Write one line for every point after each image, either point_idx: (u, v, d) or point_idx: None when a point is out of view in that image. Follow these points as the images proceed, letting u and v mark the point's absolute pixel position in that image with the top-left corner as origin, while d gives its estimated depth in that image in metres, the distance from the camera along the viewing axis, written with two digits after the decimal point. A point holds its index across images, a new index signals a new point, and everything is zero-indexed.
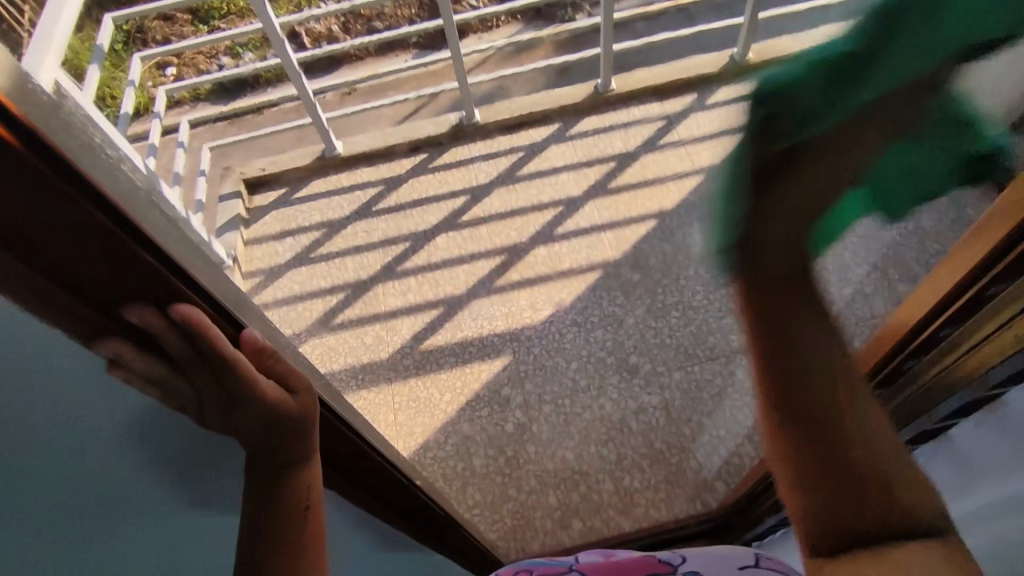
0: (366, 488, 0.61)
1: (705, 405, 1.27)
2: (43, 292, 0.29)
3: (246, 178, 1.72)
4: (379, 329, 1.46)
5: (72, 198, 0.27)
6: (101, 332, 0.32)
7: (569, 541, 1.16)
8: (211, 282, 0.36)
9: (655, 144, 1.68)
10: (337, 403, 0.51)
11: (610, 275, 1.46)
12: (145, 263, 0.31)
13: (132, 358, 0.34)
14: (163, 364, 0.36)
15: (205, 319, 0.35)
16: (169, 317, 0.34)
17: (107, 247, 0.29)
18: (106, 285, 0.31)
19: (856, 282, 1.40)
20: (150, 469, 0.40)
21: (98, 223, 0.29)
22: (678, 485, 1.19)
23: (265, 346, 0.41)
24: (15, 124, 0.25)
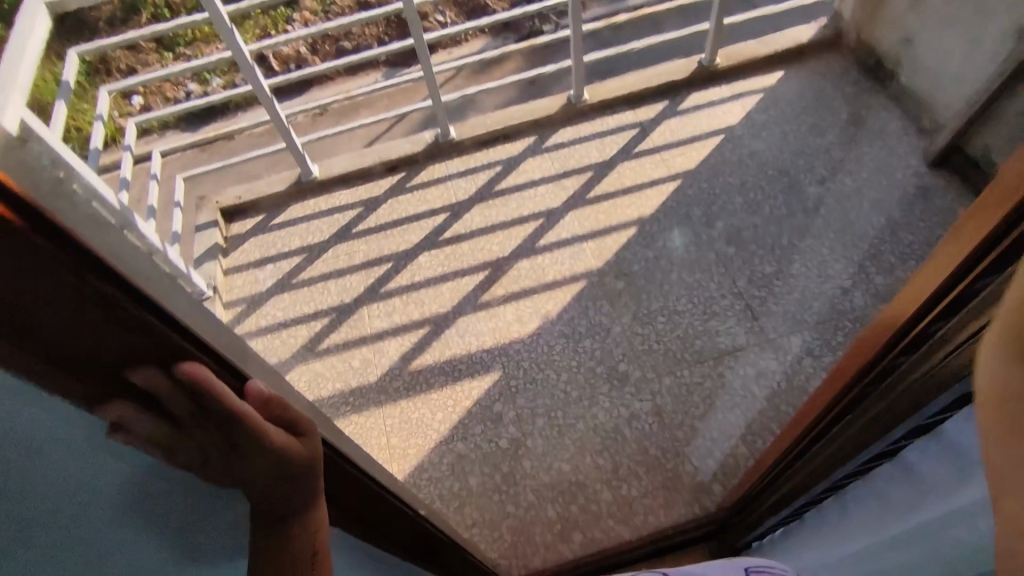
0: (366, 520, 0.60)
1: (697, 408, 1.28)
2: (48, 362, 0.29)
3: (222, 206, 1.70)
4: (366, 352, 1.45)
5: (68, 265, 0.27)
6: (108, 397, 0.32)
7: (571, 554, 1.15)
8: (212, 336, 0.36)
9: (631, 152, 1.70)
10: (334, 440, 0.50)
11: (594, 284, 1.47)
12: (147, 325, 0.31)
13: (135, 420, 0.33)
14: (168, 423, 0.35)
15: (211, 375, 0.34)
16: (173, 375, 0.34)
17: (107, 313, 0.29)
18: (107, 351, 0.30)
19: (837, 278, 1.42)
20: (152, 519, 0.40)
21: (93, 289, 0.28)
22: (676, 490, 1.19)
23: (274, 396, 0.40)
24: (13, 201, 0.25)
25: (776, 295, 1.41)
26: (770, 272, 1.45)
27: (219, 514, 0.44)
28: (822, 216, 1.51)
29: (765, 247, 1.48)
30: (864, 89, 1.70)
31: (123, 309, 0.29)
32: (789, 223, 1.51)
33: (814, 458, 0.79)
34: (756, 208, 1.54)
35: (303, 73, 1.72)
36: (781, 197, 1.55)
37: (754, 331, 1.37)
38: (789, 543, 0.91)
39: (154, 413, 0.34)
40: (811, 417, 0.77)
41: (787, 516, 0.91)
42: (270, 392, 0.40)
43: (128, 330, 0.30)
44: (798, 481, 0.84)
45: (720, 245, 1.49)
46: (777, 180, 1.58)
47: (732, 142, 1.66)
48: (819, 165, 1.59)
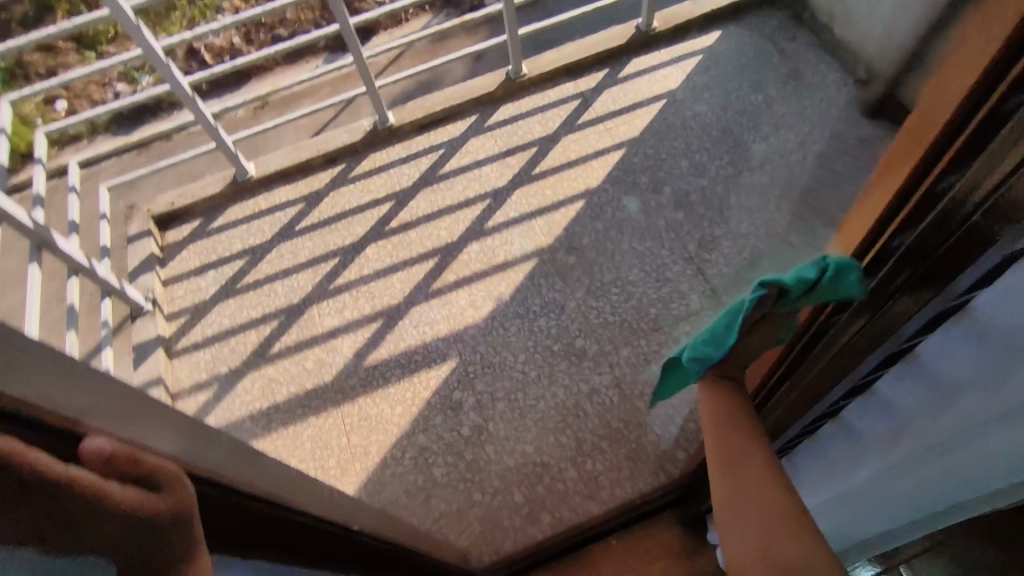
0: (307, 554, 0.57)
1: (654, 376, 1.28)
2: None
3: (154, 214, 1.63)
4: (319, 352, 1.41)
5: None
6: None
7: (540, 535, 1.15)
8: (57, 399, 0.32)
9: (574, 124, 1.68)
10: (241, 478, 0.46)
11: (546, 261, 1.46)
12: None
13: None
14: None
15: (12, 445, 0.29)
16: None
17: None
18: None
19: (782, 234, 1.43)
20: None
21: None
22: (639, 460, 1.20)
23: (126, 450, 0.34)
24: None
25: (727, 257, 1.42)
26: (718, 235, 1.45)
27: None
28: (766, 174, 1.52)
29: (710, 209, 1.49)
30: (799, 43, 1.71)
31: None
32: (733, 183, 1.51)
33: (772, 413, 0.77)
34: (700, 170, 1.54)
35: (238, 63, 1.62)
36: (723, 158, 1.55)
37: (706, 294, 1.38)
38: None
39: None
40: (756, 382, 0.76)
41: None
42: (123, 447, 0.34)
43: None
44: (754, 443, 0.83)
45: (669, 211, 1.49)
46: (719, 141, 1.58)
47: (672, 106, 1.65)
48: (761, 123, 1.59)
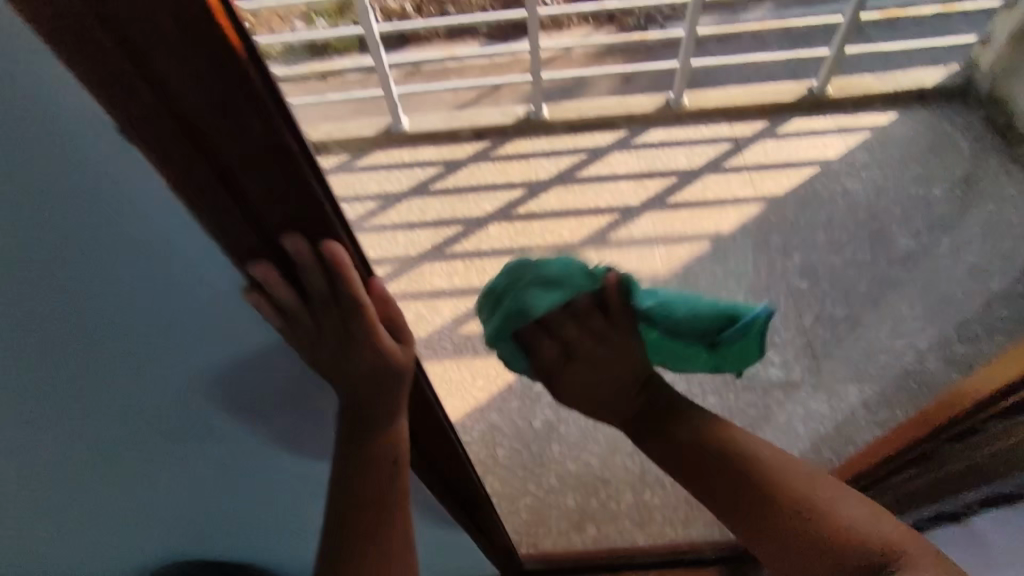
0: (426, 453, 0.62)
1: None
2: (219, 207, 0.32)
3: (312, 140, 1.76)
4: (421, 307, 1.47)
5: (243, 81, 0.28)
6: (256, 255, 0.35)
7: (582, 545, 1.16)
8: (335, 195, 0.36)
9: (721, 165, 1.65)
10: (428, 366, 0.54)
11: (657, 289, 1.45)
12: (310, 193, 0.33)
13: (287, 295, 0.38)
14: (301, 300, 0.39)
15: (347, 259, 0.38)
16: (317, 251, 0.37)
17: (254, 131, 0.30)
18: (272, 214, 0.33)
19: (911, 335, 1.34)
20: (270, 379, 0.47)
21: (252, 101, 0.29)
22: (699, 508, 1.18)
23: (389, 300, 0.46)
24: (240, 37, 0.27)
25: (843, 338, 1.35)
26: (842, 317, 1.37)
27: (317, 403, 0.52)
28: (908, 268, 1.43)
29: (839, 290, 1.41)
30: (984, 147, 1.60)
31: (274, 133, 0.30)
32: (873, 270, 1.43)
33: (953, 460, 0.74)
34: (838, 247, 1.47)
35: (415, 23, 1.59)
36: (865, 246, 1.46)
37: (811, 369, 1.31)
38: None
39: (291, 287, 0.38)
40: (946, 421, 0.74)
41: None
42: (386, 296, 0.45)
43: (264, 157, 0.31)
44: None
45: (793, 276, 1.44)
46: (864, 226, 1.50)
47: (828, 175, 1.60)
48: (919, 216, 1.50)
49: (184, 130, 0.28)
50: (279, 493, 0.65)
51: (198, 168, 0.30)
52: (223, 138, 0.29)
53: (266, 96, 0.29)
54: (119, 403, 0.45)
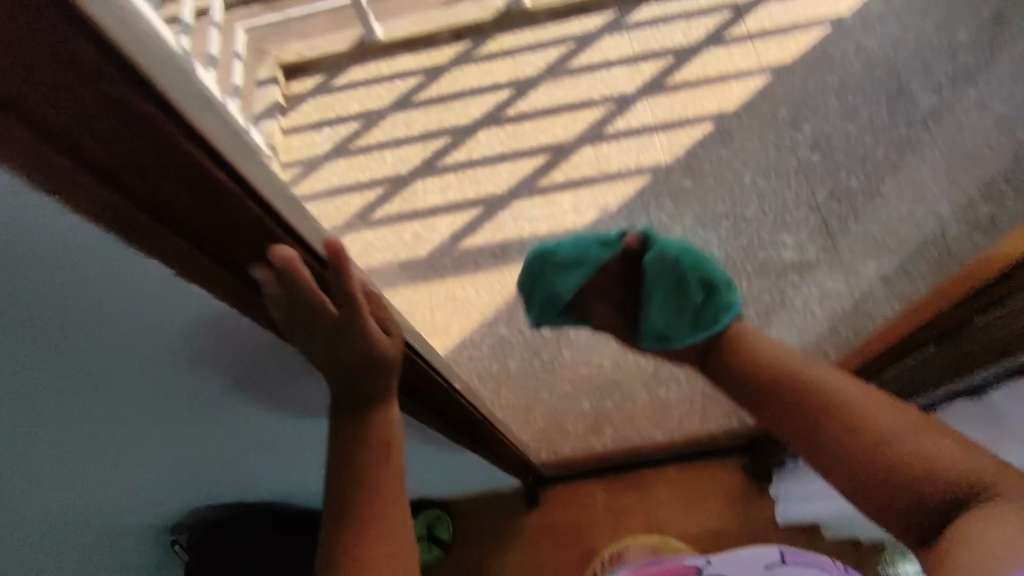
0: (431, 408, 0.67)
1: (749, 321, 1.21)
2: (87, 187, 0.29)
3: (284, 62, 1.66)
4: (417, 227, 1.43)
5: (82, 54, 0.26)
6: (148, 230, 0.32)
7: (598, 446, 1.17)
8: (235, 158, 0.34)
9: (720, 37, 1.51)
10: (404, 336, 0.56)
11: (660, 180, 1.38)
12: (188, 157, 0.31)
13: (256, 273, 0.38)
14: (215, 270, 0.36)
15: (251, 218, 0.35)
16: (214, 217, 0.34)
17: (103, 98, 0.27)
18: (151, 183, 0.31)
19: (932, 199, 1.25)
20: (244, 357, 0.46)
21: (93, 68, 0.26)
22: (714, 399, 1.17)
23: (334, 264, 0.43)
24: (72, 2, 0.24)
25: (859, 211, 1.27)
26: (858, 186, 1.29)
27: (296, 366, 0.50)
28: (928, 128, 1.32)
29: (855, 157, 1.32)
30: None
31: (125, 94, 0.27)
32: (889, 132, 1.33)
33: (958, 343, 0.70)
34: (853, 112, 1.36)
35: None
36: (882, 104, 1.36)
37: (827, 248, 1.25)
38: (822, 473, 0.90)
39: (208, 260, 0.36)
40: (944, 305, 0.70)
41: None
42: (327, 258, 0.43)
43: (132, 127, 0.28)
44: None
45: (802, 151, 1.34)
46: (881, 84, 1.38)
47: (839, 32, 1.45)
48: (940, 68, 1.37)
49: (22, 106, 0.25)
50: (273, 434, 0.65)
51: (47, 148, 0.27)
52: (79, 119, 0.27)
53: (117, 65, 0.27)
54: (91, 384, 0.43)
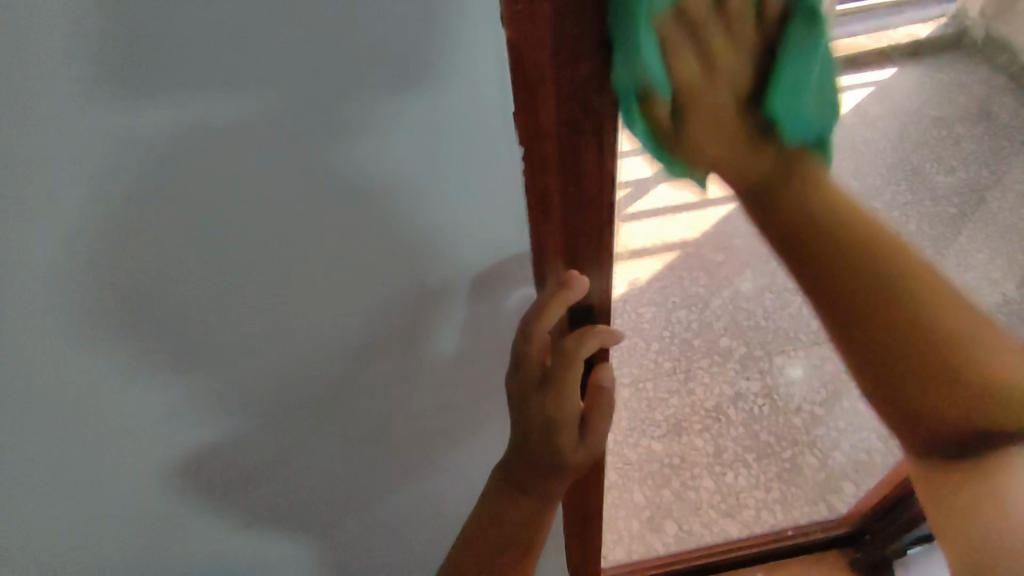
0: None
1: (818, 393, 1.08)
2: (538, 117, 0.29)
3: None
4: None
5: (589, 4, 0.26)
6: (535, 171, 0.32)
7: (663, 548, 0.96)
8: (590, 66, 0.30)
9: None
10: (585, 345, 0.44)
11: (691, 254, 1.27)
12: (588, 119, 0.30)
13: (564, 202, 0.33)
14: (546, 220, 0.34)
15: (575, 194, 0.33)
16: (564, 184, 0.32)
17: (588, 61, 0.27)
18: (561, 146, 0.31)
19: (979, 267, 1.21)
20: (281, 320, 0.37)
21: (590, 40, 0.27)
22: (795, 484, 1.00)
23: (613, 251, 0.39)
24: None
25: None
26: None
27: (370, 377, 0.42)
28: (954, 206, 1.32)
29: (888, 230, 1.27)
30: (1013, 79, 1.39)
31: (594, 51, 0.27)
32: (916, 208, 1.29)
33: None
34: (876, 191, 1.32)
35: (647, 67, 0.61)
36: (903, 183, 1.32)
37: None
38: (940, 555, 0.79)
39: (557, 209, 0.34)
40: None
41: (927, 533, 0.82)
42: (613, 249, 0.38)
43: (570, 44, 0.27)
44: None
45: None
46: (897, 165, 1.35)
47: None
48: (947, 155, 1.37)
49: (531, 51, 0.27)
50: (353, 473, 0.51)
51: (529, 96, 0.29)
52: (558, 65, 0.27)
53: (596, 40, 0.27)
54: (192, 337, 0.36)
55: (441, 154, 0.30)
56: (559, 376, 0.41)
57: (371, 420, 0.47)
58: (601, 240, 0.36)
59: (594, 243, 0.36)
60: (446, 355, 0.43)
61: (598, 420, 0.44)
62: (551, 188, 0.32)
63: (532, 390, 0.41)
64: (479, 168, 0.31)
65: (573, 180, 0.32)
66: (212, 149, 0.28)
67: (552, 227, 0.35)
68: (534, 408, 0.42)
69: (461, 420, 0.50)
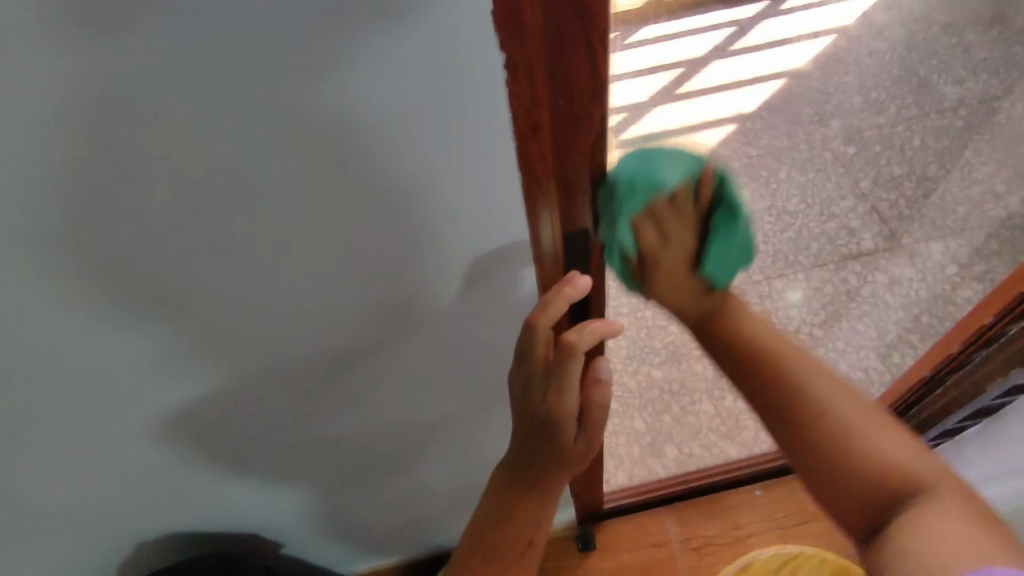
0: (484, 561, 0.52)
1: (816, 315, 1.08)
2: (516, 24, 0.26)
3: None
4: None
5: None
6: (518, 89, 0.29)
7: (663, 470, 0.98)
8: None
9: (727, 49, 1.38)
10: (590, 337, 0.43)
11: None
12: (574, 26, 0.26)
13: (551, 122, 0.30)
14: (532, 145, 0.31)
15: (562, 115, 0.30)
16: (551, 103, 0.29)
17: None
18: (545, 57, 0.27)
19: (984, 182, 1.18)
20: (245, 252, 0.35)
21: None
22: None
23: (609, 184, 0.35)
24: None
25: (912, 201, 1.17)
26: (901, 174, 1.20)
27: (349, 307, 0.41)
28: (962, 117, 1.25)
29: (892, 147, 1.24)
30: None
31: None
32: (921, 123, 1.25)
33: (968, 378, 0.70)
34: (880, 106, 1.27)
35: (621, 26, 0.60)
36: (908, 98, 1.28)
37: (884, 234, 1.15)
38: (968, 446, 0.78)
39: (543, 131, 0.30)
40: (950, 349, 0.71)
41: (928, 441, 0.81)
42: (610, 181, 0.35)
43: None
44: (936, 408, 0.77)
45: (836, 145, 1.25)
46: (903, 79, 1.30)
47: (850, 40, 1.36)
48: (956, 64, 1.31)
49: None
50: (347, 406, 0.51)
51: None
52: None
53: None
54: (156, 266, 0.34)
55: (405, 76, 0.27)
56: (561, 369, 0.40)
57: (360, 355, 0.46)
58: (593, 171, 0.33)
59: (588, 174, 0.33)
60: (438, 292, 0.41)
61: (596, 410, 0.45)
62: (536, 107, 0.29)
63: (535, 381, 0.41)
64: (449, 87, 0.28)
65: (563, 92, 0.29)
66: (149, 68, 0.25)
67: (541, 146, 0.31)
68: (538, 400, 0.42)
69: (452, 353, 0.49)
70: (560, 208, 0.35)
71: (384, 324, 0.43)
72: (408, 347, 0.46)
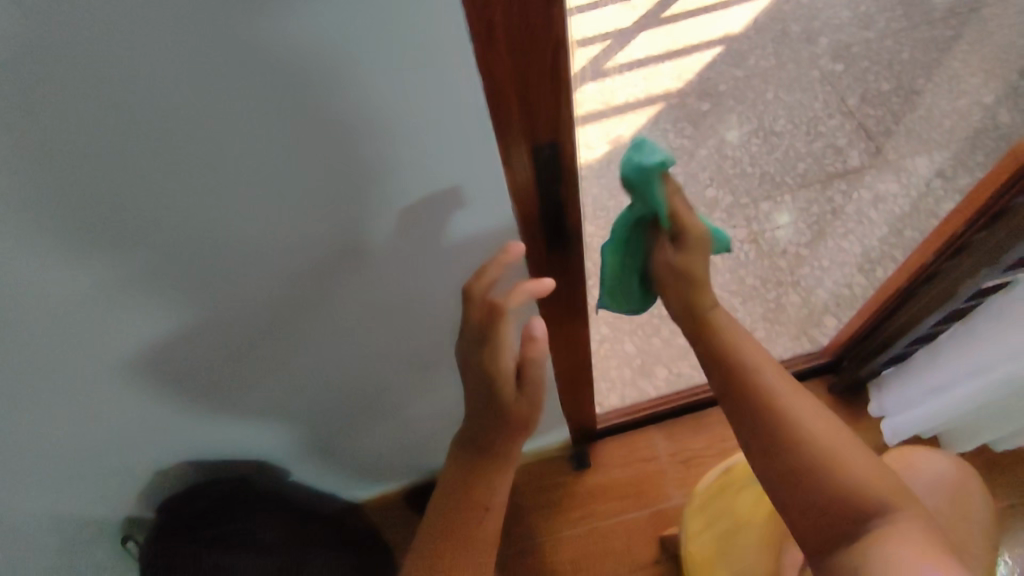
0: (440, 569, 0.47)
1: (802, 235, 1.09)
2: None
3: None
4: None
5: None
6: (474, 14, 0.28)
7: (653, 390, 1.02)
8: None
9: None
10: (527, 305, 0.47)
11: (675, 105, 1.22)
12: None
13: (510, 48, 0.29)
14: (492, 72, 0.31)
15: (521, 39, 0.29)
16: (508, 29, 0.29)
17: None
18: None
19: (973, 93, 1.16)
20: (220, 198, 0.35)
21: None
22: (779, 322, 1.04)
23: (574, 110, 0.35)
24: None
25: (899, 116, 1.17)
26: (889, 89, 1.19)
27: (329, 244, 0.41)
28: (953, 27, 1.22)
29: (880, 62, 1.22)
30: None
31: None
32: (910, 36, 1.23)
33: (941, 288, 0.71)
34: (870, 20, 1.25)
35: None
36: (897, 9, 1.25)
37: (870, 151, 1.15)
38: (941, 352, 0.77)
39: (503, 57, 0.30)
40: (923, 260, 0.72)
41: (902, 354, 0.83)
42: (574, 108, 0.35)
43: None
44: (910, 321, 0.78)
45: (824, 62, 1.23)
46: None
47: None
48: None
49: None
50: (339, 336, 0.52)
51: None
52: None
53: None
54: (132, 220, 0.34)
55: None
56: (490, 322, 0.45)
57: (346, 286, 0.47)
58: (556, 98, 0.33)
59: (551, 102, 0.33)
60: (427, 220, 0.41)
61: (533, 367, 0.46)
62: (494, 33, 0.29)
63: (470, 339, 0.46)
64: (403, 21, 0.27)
65: (520, 18, 0.28)
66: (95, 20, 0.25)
67: (501, 72, 0.31)
68: (475, 353, 0.47)
69: (435, 280, 0.50)
70: (527, 132, 0.35)
71: (372, 253, 0.43)
72: (391, 278, 0.47)
